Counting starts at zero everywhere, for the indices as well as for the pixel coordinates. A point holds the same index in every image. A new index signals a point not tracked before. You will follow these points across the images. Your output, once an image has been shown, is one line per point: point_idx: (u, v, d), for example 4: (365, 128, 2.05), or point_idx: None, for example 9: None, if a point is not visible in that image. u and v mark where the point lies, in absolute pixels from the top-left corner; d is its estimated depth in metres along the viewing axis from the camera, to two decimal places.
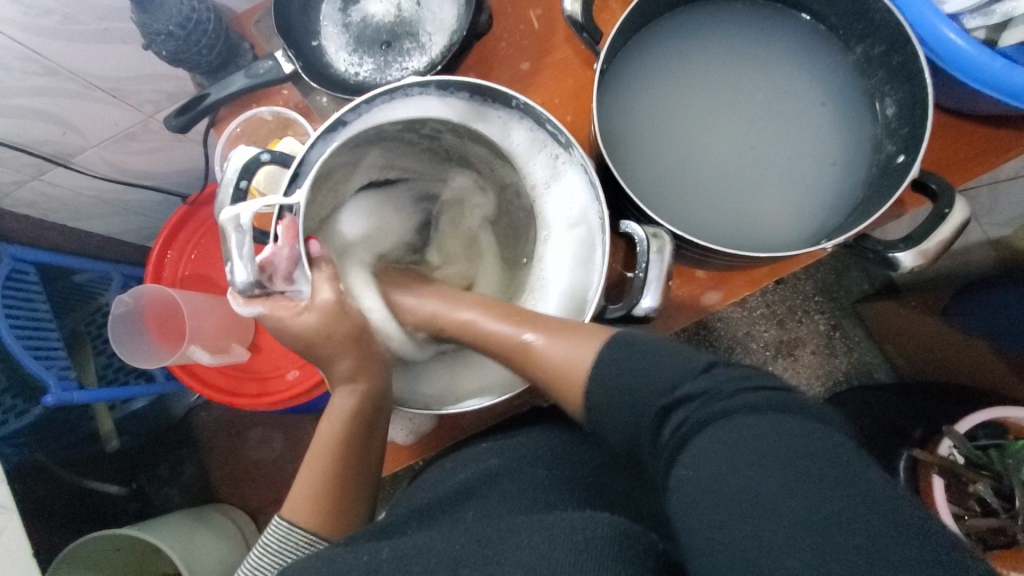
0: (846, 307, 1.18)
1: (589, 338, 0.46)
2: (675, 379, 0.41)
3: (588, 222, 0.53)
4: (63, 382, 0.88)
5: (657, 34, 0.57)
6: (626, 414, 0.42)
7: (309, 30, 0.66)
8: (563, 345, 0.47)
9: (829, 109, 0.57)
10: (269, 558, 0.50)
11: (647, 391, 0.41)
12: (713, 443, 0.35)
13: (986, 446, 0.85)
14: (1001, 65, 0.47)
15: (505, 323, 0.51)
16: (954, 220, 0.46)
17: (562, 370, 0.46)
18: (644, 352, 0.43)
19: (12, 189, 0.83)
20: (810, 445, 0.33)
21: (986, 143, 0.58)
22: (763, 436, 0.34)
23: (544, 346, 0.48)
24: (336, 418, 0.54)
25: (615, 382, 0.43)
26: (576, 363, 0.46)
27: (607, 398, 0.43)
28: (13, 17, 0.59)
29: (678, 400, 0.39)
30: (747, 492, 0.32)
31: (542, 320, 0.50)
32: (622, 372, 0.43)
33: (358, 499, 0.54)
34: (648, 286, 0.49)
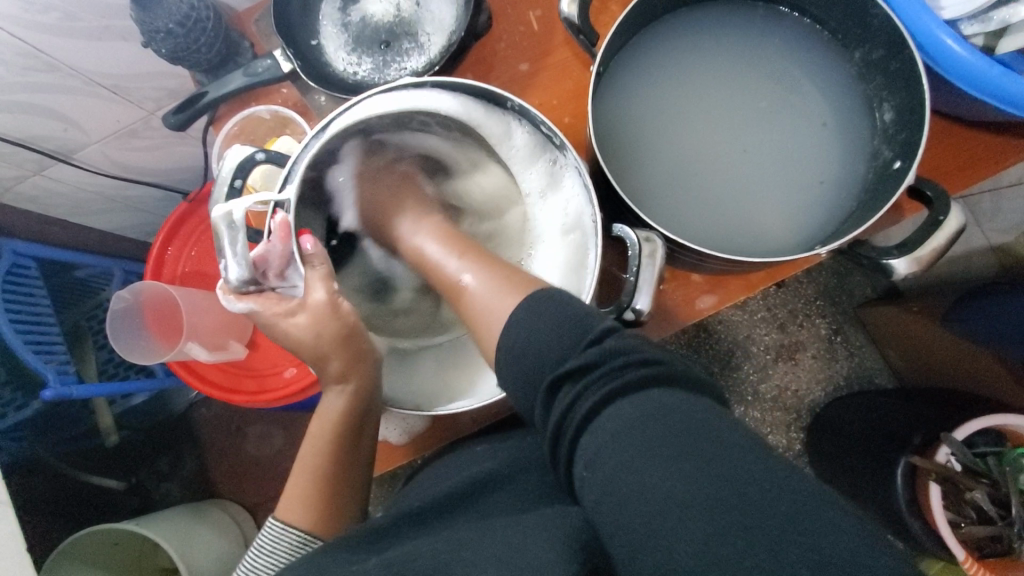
0: (847, 312, 1.17)
1: (517, 285, 0.47)
2: (563, 350, 0.39)
3: (582, 225, 0.53)
4: (62, 376, 0.88)
5: (654, 36, 0.56)
6: (526, 380, 0.41)
7: (308, 29, 0.66)
8: (492, 292, 0.47)
9: (827, 115, 0.57)
10: (264, 560, 0.50)
11: (542, 362, 0.40)
12: (603, 432, 0.34)
13: (984, 453, 0.84)
14: (1000, 72, 0.47)
15: (450, 261, 0.54)
16: (948, 226, 0.46)
17: (483, 313, 0.47)
18: (546, 321, 0.41)
19: (13, 184, 0.83)
20: (681, 424, 0.32)
21: (986, 150, 0.57)
22: (656, 426, 0.33)
23: (477, 291, 0.49)
24: (326, 418, 0.54)
25: (525, 341, 0.41)
26: (496, 311, 0.46)
27: (530, 342, 0.41)
28: (13, 14, 0.60)
29: (566, 374, 0.38)
30: (648, 490, 0.31)
31: (477, 262, 0.52)
32: (526, 327, 0.42)
33: (352, 496, 0.54)
34: (641, 288, 0.50)
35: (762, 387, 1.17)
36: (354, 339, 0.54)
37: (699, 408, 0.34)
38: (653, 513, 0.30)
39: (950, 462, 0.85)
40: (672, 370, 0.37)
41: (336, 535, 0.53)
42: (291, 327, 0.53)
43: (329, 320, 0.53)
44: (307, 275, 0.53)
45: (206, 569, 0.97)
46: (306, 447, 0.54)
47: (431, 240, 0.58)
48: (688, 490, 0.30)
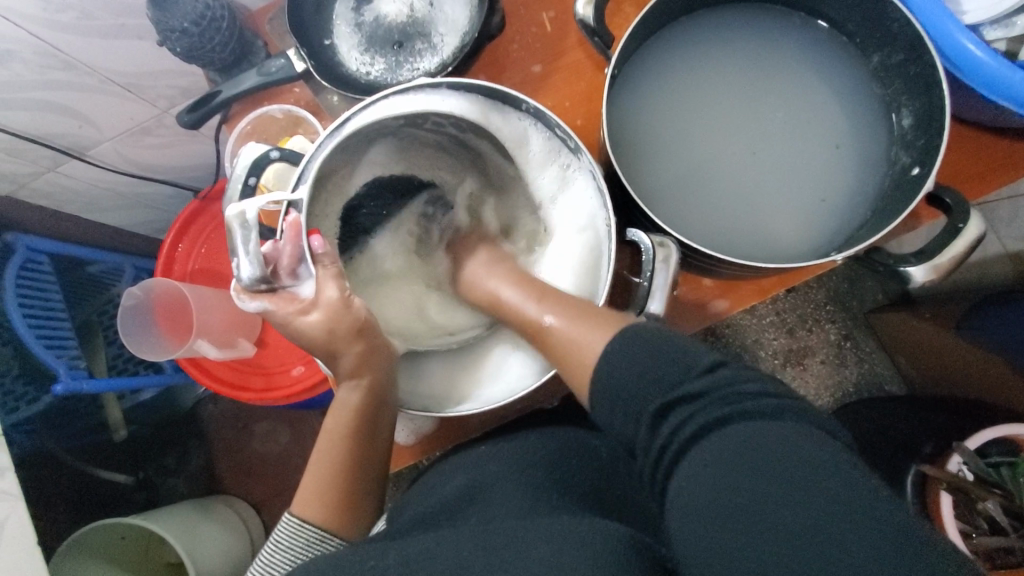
0: (858, 318, 1.16)
1: (602, 322, 0.46)
2: (675, 378, 0.39)
3: (594, 227, 0.53)
4: (73, 371, 0.89)
5: (669, 39, 0.56)
6: (632, 389, 0.41)
7: (322, 28, 0.66)
8: (575, 330, 0.46)
9: (844, 120, 0.56)
10: (281, 556, 0.50)
11: (647, 390, 0.40)
12: (704, 456, 0.35)
13: (997, 464, 0.83)
14: (1022, 78, 0.46)
15: (530, 301, 0.52)
16: (968, 234, 0.45)
17: (572, 351, 0.46)
18: (648, 342, 0.42)
19: (28, 181, 0.84)
20: (794, 448, 0.33)
21: (1004, 156, 0.57)
22: (754, 453, 0.33)
23: (560, 331, 0.47)
24: (342, 414, 0.54)
25: (622, 363, 0.42)
26: (586, 350, 0.45)
27: (622, 371, 0.41)
28: (31, 11, 0.60)
29: (677, 399, 0.39)
30: (741, 511, 0.32)
31: (556, 302, 0.50)
32: (618, 366, 0.42)
33: (365, 491, 0.54)
34: (653, 294, 0.50)
35: None
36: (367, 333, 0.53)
37: (817, 440, 0.34)
38: (737, 541, 0.31)
39: (962, 471, 0.85)
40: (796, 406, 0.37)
41: (350, 531, 0.53)
42: (306, 326, 0.53)
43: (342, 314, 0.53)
44: (319, 273, 0.52)
45: (213, 565, 0.97)
46: (320, 442, 0.54)
47: (509, 285, 0.55)
48: (774, 512, 0.31)
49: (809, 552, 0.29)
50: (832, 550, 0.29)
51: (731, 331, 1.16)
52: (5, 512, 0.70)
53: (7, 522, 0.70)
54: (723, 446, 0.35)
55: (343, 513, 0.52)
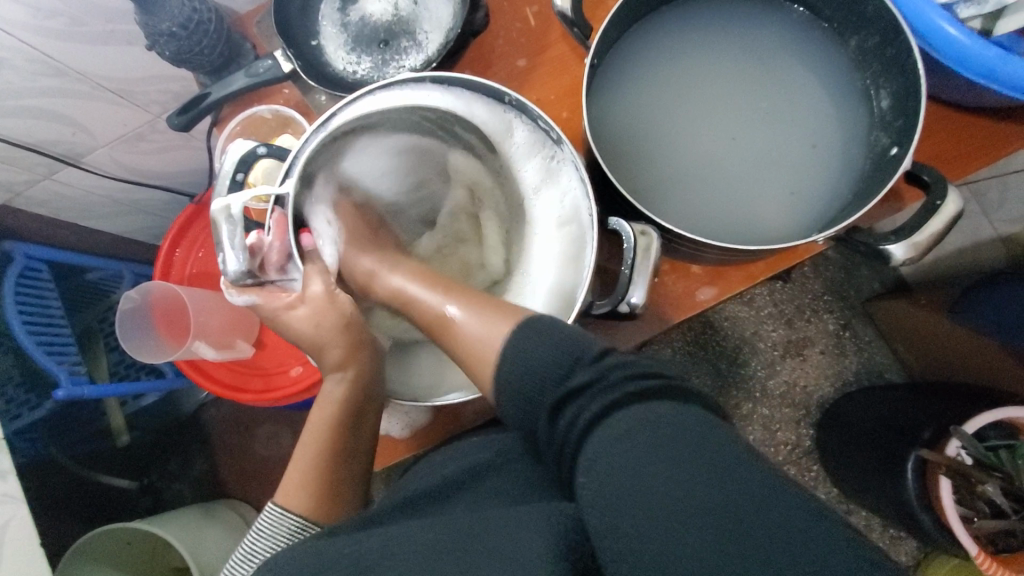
0: (856, 307, 1.16)
1: (503, 313, 0.46)
2: (566, 371, 0.40)
3: (577, 217, 0.53)
4: (74, 377, 0.90)
5: (649, 29, 0.57)
6: (533, 384, 0.41)
7: (308, 29, 0.67)
8: (477, 321, 0.46)
9: (825, 105, 0.57)
10: (263, 544, 0.49)
11: (540, 381, 0.41)
12: (604, 441, 0.35)
13: (996, 447, 0.83)
14: (995, 54, 0.47)
15: (432, 292, 0.51)
16: (945, 211, 0.46)
17: (472, 345, 0.45)
18: (551, 335, 0.42)
19: (24, 189, 0.85)
20: (691, 426, 0.34)
21: (985, 136, 0.57)
22: (645, 432, 0.34)
23: (461, 320, 0.47)
24: (329, 405, 0.55)
25: (520, 361, 0.42)
26: (484, 343, 0.45)
27: (514, 373, 0.42)
28: (21, 19, 0.61)
29: (566, 393, 0.39)
30: (651, 496, 0.31)
31: (465, 293, 0.50)
32: (522, 356, 0.42)
33: (351, 484, 0.54)
34: (636, 282, 0.50)
35: (770, 383, 1.16)
36: (349, 327, 0.56)
37: (711, 421, 0.35)
38: (659, 527, 0.30)
39: (960, 455, 0.83)
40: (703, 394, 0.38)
41: (336, 525, 0.52)
42: (292, 318, 0.57)
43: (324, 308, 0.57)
44: (307, 269, 0.57)
45: (216, 567, 0.98)
46: (306, 433, 0.54)
47: (414, 280, 0.53)
48: (692, 496, 0.31)
49: (730, 523, 0.29)
50: (750, 523, 0.29)
51: (728, 323, 1.16)
52: (7, 515, 0.70)
53: (7, 525, 0.70)
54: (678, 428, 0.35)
55: (326, 504, 0.52)
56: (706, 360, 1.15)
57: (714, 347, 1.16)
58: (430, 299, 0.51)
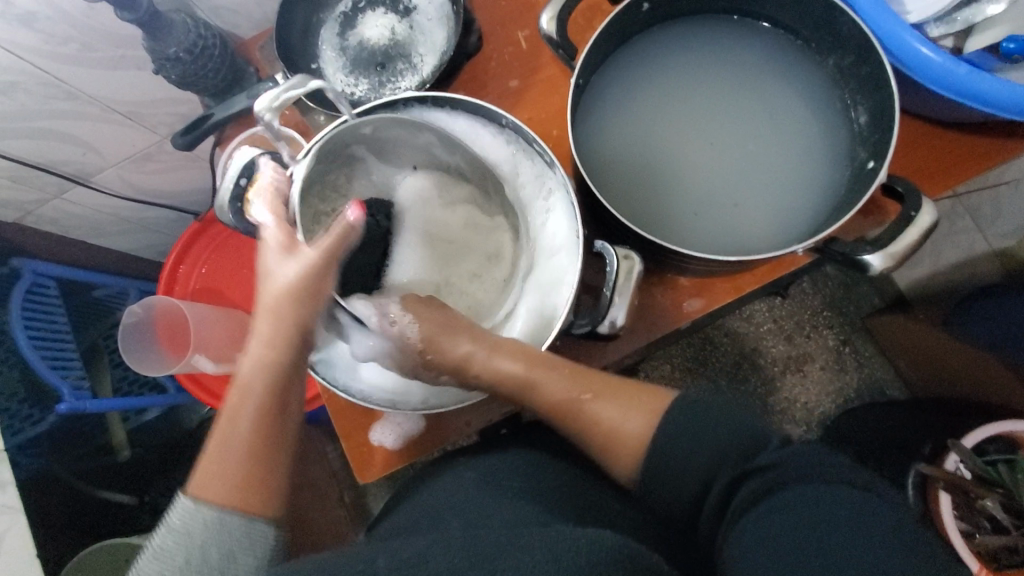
0: (855, 322, 1.17)
1: (647, 404, 0.52)
2: (750, 448, 0.45)
3: (567, 244, 0.56)
4: (76, 391, 0.92)
5: (633, 50, 0.59)
6: (691, 482, 0.47)
7: (309, 53, 0.70)
8: (617, 410, 0.52)
9: (805, 121, 0.59)
10: (174, 545, 0.43)
11: (723, 455, 0.46)
12: (772, 503, 0.39)
13: (995, 462, 0.82)
14: (966, 71, 0.48)
15: (563, 378, 0.54)
16: (920, 222, 0.47)
17: (615, 432, 0.52)
18: (713, 415, 0.48)
19: (34, 208, 0.88)
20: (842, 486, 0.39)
21: (962, 151, 0.58)
22: (809, 508, 0.37)
23: (598, 412, 0.53)
24: (248, 384, 0.48)
25: (688, 437, 0.48)
26: (629, 426, 0.51)
27: (675, 469, 0.48)
28: (36, 45, 0.64)
29: (754, 467, 0.43)
30: (788, 552, 0.36)
31: (598, 381, 0.55)
32: (694, 428, 0.48)
33: (277, 482, 0.47)
34: (616, 302, 0.53)
35: (771, 400, 1.15)
36: (295, 301, 0.49)
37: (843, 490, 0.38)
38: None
39: (959, 470, 0.84)
40: (843, 473, 0.39)
41: (262, 517, 0.46)
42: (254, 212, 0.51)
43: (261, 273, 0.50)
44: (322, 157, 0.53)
45: None
46: (224, 418, 0.48)
47: (523, 364, 0.53)
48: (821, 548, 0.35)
49: (843, 536, 0.36)
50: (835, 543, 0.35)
51: (728, 339, 1.17)
52: (5, 525, 0.72)
53: (4, 537, 0.71)
54: (784, 507, 0.38)
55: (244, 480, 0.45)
56: (705, 375, 1.16)
57: (713, 363, 1.17)
58: (560, 386, 0.53)
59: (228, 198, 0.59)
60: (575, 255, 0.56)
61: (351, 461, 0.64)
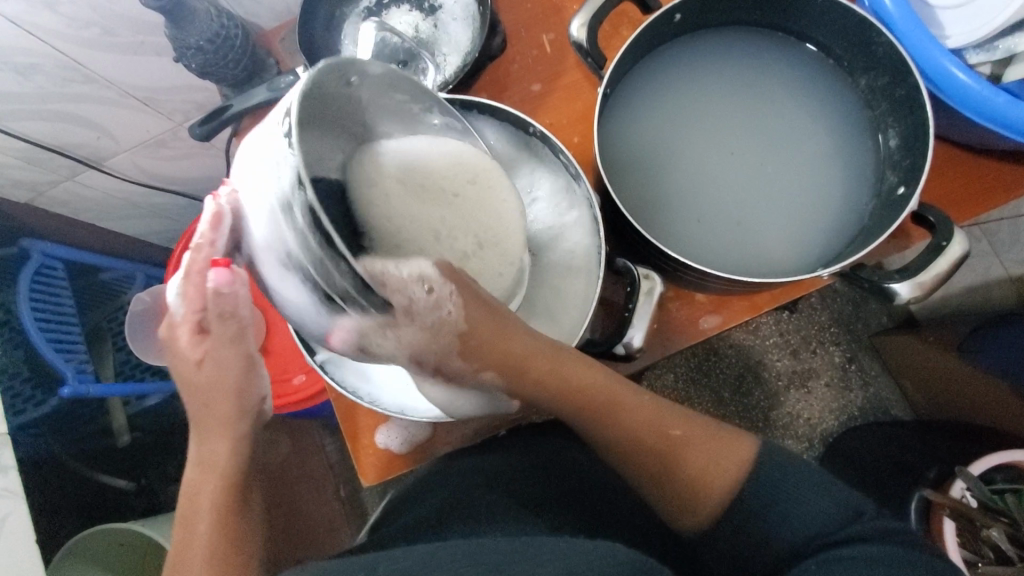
0: (863, 341, 1.16)
1: (723, 448, 0.50)
2: (825, 526, 0.43)
3: (588, 262, 0.55)
4: (80, 375, 0.91)
5: (662, 61, 0.58)
6: (760, 553, 0.46)
7: (331, 48, 0.69)
8: (707, 450, 0.50)
9: (834, 142, 0.58)
10: None
11: (795, 524, 0.44)
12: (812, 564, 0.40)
13: (1002, 490, 0.82)
14: (1004, 100, 0.47)
15: (647, 413, 0.50)
16: (951, 252, 0.46)
17: (710, 471, 0.49)
18: (789, 483, 0.46)
19: (47, 189, 0.87)
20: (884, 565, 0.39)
21: (990, 179, 0.57)
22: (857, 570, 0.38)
23: (688, 448, 0.50)
24: (204, 480, 0.48)
25: (769, 489, 0.46)
26: (725, 462, 0.49)
27: (751, 519, 0.46)
28: (57, 28, 0.64)
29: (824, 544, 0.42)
30: None
31: (682, 417, 0.52)
32: (772, 481, 0.47)
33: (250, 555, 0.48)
34: (635, 324, 0.53)
35: (775, 414, 1.14)
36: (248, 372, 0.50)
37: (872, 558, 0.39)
38: None
39: (966, 498, 0.83)
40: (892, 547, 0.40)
41: None
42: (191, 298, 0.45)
43: (187, 371, 0.48)
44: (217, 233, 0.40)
45: None
46: (182, 523, 0.48)
47: (609, 381, 0.49)
48: None
49: None
50: None
51: (734, 351, 1.17)
52: (6, 509, 0.71)
53: (5, 519, 0.71)
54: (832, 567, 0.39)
55: (228, 572, 0.45)
56: (710, 386, 1.15)
57: (718, 375, 1.16)
58: (648, 420, 0.50)
59: None
60: (595, 274, 0.55)
61: (355, 461, 0.64)
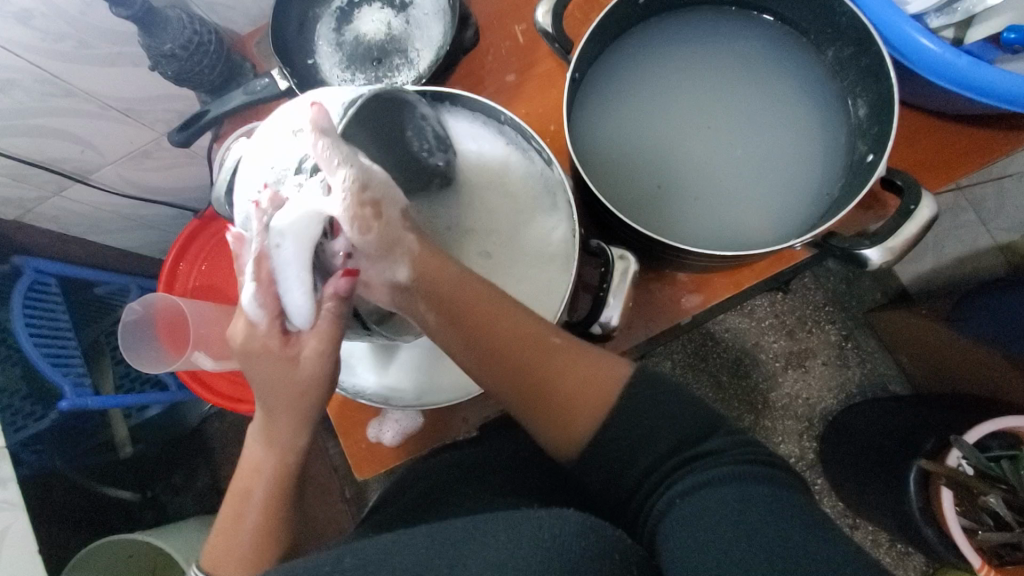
0: (857, 317, 1.16)
1: (602, 363, 0.47)
2: (695, 437, 0.43)
3: (565, 248, 0.56)
4: (78, 389, 0.92)
5: (630, 44, 0.58)
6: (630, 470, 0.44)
7: (305, 49, 0.70)
8: (585, 362, 0.47)
9: (806, 116, 0.58)
10: None
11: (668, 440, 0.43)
12: (716, 497, 0.38)
13: (998, 458, 0.81)
14: (967, 62, 0.48)
15: (524, 317, 0.46)
16: (920, 216, 0.47)
17: (591, 384, 0.46)
18: (665, 402, 0.45)
19: (34, 206, 0.88)
20: (776, 489, 0.38)
21: (964, 145, 0.58)
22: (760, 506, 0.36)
23: (568, 357, 0.46)
24: (258, 474, 0.48)
25: (649, 411, 0.45)
26: (609, 377, 0.46)
27: (626, 442, 0.44)
28: (31, 43, 0.64)
29: (700, 452, 0.42)
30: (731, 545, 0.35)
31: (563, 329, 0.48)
32: (652, 405, 0.45)
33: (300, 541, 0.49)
34: (612, 305, 0.54)
35: (773, 394, 1.15)
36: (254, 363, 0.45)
37: (785, 496, 0.38)
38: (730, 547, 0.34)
39: (961, 467, 0.82)
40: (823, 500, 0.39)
41: None
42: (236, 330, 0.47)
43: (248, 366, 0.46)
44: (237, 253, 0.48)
45: None
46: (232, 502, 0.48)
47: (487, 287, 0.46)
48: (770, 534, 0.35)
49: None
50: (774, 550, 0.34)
51: (729, 335, 1.17)
52: (6, 523, 0.72)
53: (6, 532, 0.71)
54: (726, 502, 0.37)
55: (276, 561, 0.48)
56: (707, 370, 1.16)
57: (715, 358, 1.16)
58: (528, 323, 0.46)
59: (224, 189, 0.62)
60: (572, 260, 0.55)
61: (349, 457, 0.64)
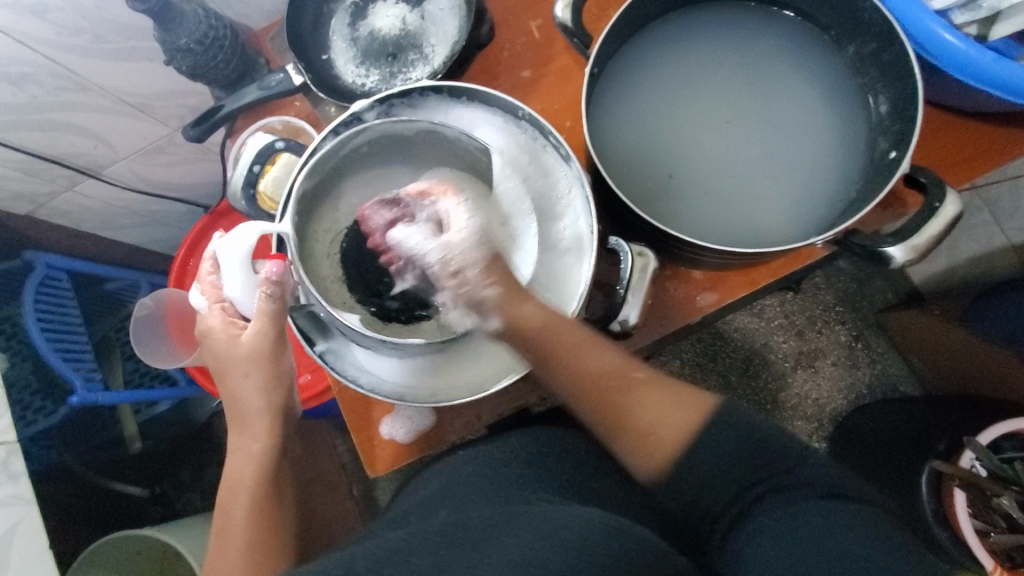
0: (868, 318, 1.15)
1: (685, 403, 0.47)
2: (781, 466, 0.40)
3: (579, 243, 0.55)
4: (89, 384, 0.92)
5: (649, 40, 0.58)
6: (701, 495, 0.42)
7: (320, 44, 0.70)
8: (665, 400, 0.47)
9: (826, 112, 0.57)
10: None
11: (741, 468, 0.41)
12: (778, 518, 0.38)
13: (1012, 459, 0.80)
14: (991, 58, 0.47)
15: (602, 358, 0.49)
16: (944, 213, 0.46)
17: (667, 423, 0.46)
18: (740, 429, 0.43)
19: (46, 201, 0.88)
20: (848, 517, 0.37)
21: (986, 143, 0.57)
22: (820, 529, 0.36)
23: (649, 396, 0.48)
24: (241, 478, 0.54)
25: (734, 444, 0.42)
26: (691, 414, 0.46)
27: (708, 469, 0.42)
28: (47, 37, 0.64)
29: (777, 486, 0.39)
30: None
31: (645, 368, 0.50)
32: (735, 437, 0.42)
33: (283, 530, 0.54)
34: (630, 303, 0.53)
35: (782, 395, 1.14)
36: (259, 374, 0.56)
37: (836, 511, 0.37)
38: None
39: (975, 468, 0.82)
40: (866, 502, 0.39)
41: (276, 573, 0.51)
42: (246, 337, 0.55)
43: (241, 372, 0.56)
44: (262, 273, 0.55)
45: None
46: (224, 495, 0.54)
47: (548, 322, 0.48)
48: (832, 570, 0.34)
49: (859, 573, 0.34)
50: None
51: (739, 334, 1.16)
52: (17, 517, 0.72)
53: (19, 525, 0.72)
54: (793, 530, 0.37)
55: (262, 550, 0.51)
56: (716, 370, 1.15)
57: (724, 358, 1.16)
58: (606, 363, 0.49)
59: (241, 182, 0.63)
60: (586, 257, 0.54)
61: (362, 453, 0.64)
